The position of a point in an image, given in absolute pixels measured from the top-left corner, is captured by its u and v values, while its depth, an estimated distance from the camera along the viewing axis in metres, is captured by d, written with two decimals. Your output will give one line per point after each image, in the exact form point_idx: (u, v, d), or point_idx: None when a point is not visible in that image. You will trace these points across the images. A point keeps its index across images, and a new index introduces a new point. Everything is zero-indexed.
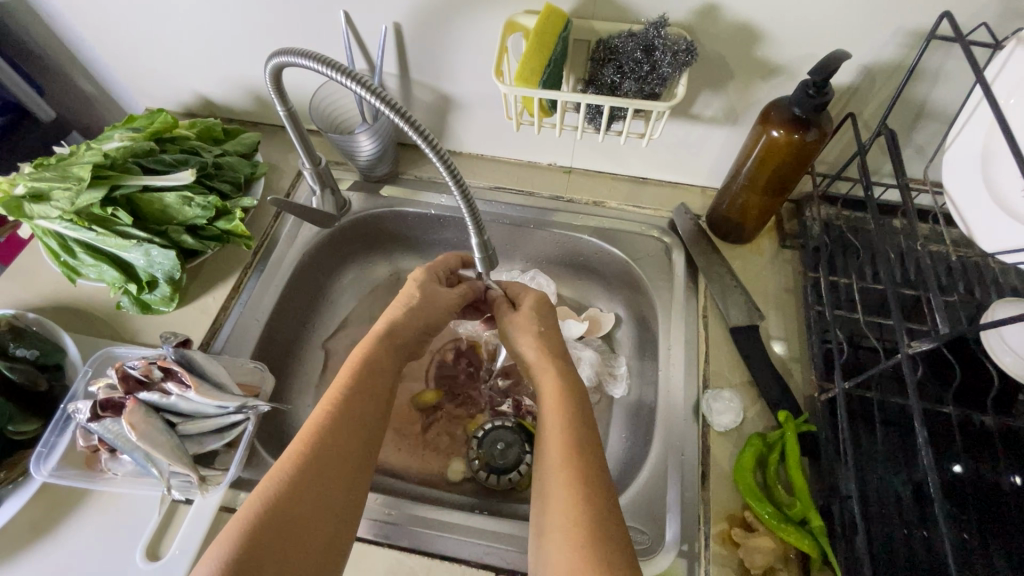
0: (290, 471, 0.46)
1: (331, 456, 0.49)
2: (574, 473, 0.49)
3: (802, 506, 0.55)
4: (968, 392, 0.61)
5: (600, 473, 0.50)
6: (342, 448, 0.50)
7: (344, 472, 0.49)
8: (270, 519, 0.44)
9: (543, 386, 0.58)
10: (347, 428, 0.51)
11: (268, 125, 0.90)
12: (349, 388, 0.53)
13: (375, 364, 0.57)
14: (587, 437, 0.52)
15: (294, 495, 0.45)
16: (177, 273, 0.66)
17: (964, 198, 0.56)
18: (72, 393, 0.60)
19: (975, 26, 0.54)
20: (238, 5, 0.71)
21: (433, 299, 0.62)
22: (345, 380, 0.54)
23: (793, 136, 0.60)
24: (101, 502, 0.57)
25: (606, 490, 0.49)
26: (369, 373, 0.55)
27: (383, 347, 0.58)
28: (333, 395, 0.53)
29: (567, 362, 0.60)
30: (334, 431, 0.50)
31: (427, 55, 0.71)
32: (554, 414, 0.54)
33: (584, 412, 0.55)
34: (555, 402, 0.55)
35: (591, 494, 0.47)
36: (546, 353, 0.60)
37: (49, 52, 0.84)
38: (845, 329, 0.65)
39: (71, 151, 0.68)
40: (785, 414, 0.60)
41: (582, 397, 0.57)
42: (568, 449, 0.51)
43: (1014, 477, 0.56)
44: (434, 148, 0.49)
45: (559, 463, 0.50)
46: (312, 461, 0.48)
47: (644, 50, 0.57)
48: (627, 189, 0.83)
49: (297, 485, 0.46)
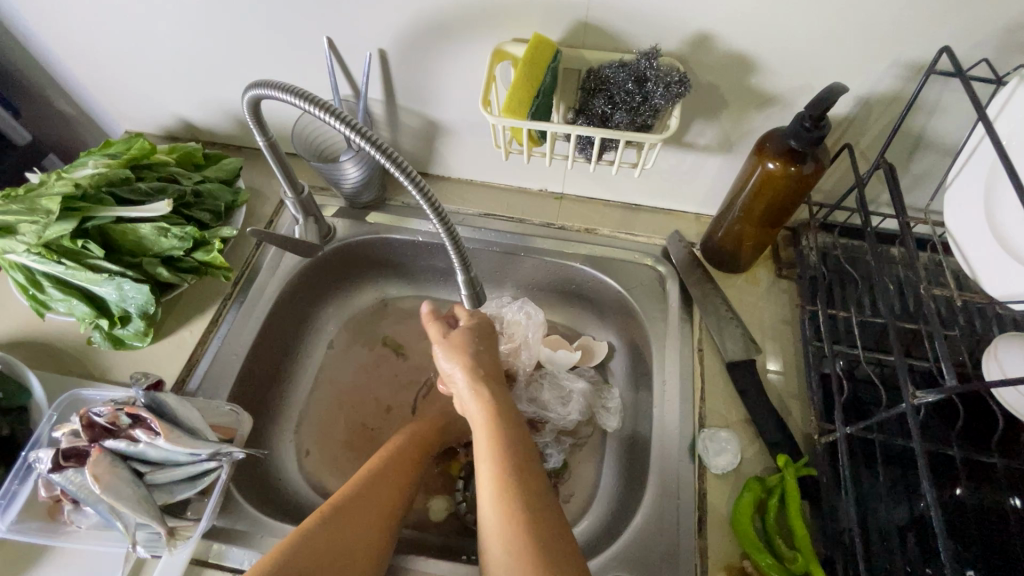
0: (335, 506, 0.54)
1: (366, 495, 0.56)
2: (510, 493, 0.50)
3: (804, 559, 0.52)
4: (972, 432, 0.59)
5: (539, 490, 0.51)
6: (382, 493, 0.57)
7: (380, 512, 0.56)
8: (305, 543, 0.49)
9: (472, 410, 0.58)
10: (389, 479, 0.59)
11: (251, 149, 0.88)
12: (397, 451, 0.63)
13: (424, 433, 0.67)
14: (523, 456, 0.53)
15: (332, 525, 0.52)
16: (151, 307, 0.63)
17: (965, 236, 0.54)
18: (35, 439, 0.57)
19: (974, 60, 0.53)
20: (220, 29, 0.69)
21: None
22: (398, 444, 0.64)
23: (789, 168, 0.58)
24: (63, 557, 0.53)
25: (549, 512, 0.50)
26: (416, 438, 0.66)
27: (432, 421, 0.69)
28: (382, 455, 0.62)
29: (500, 383, 0.61)
30: (378, 478, 0.59)
31: (414, 81, 0.70)
32: (485, 437, 0.55)
33: (516, 427, 0.56)
34: (489, 428, 0.55)
35: (527, 513, 0.49)
36: (472, 367, 0.60)
37: (25, 74, 0.82)
38: (845, 366, 0.63)
39: (39, 180, 0.65)
40: (784, 457, 0.57)
41: (514, 414, 0.57)
42: (504, 467, 0.52)
43: (1014, 500, 0.55)
44: (408, 173, 0.48)
45: (496, 491, 0.51)
46: (352, 498, 0.55)
47: (636, 81, 0.55)
48: (619, 216, 0.80)
49: (335, 514, 0.53)
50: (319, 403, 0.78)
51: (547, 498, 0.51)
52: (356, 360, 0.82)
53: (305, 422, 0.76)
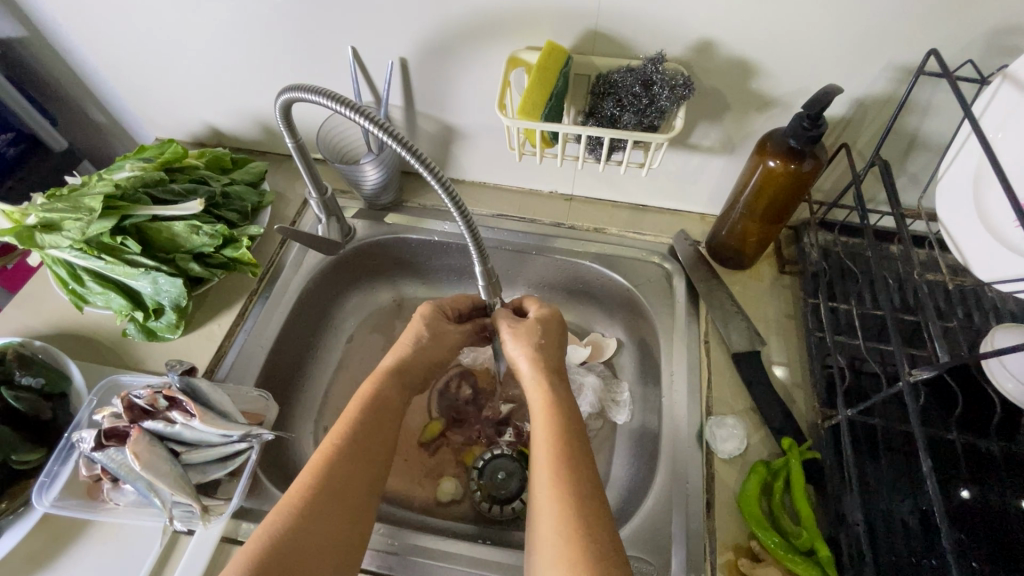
0: (301, 501, 0.47)
1: (341, 477, 0.50)
2: (563, 483, 0.49)
3: (809, 535, 0.54)
4: (971, 418, 0.61)
5: (591, 475, 0.51)
6: (348, 471, 0.51)
7: (350, 498, 0.50)
8: (280, 548, 0.44)
9: (533, 400, 0.58)
10: (354, 454, 0.52)
11: (275, 154, 0.92)
12: (358, 422, 0.54)
13: (383, 394, 0.58)
14: (569, 418, 0.55)
15: (304, 522, 0.46)
16: (184, 300, 0.67)
17: (957, 227, 0.57)
18: (76, 422, 0.60)
19: (960, 62, 0.56)
20: (251, 42, 0.74)
21: (441, 338, 0.65)
22: (355, 413, 0.55)
23: (789, 166, 0.61)
24: (103, 532, 0.56)
25: (585, 460, 0.52)
26: (375, 405, 0.57)
27: (388, 382, 0.59)
28: (339, 428, 0.53)
29: (561, 375, 0.61)
30: (342, 458, 0.51)
31: (432, 88, 0.74)
32: (544, 421, 0.55)
33: (563, 392, 0.58)
34: (545, 417, 0.55)
35: (580, 502, 0.48)
36: (540, 363, 0.60)
37: (63, 84, 0.86)
38: (846, 356, 0.65)
39: (82, 181, 0.70)
40: (789, 441, 0.60)
41: (572, 407, 0.57)
42: (563, 447, 0.52)
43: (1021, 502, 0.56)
44: (436, 176, 0.51)
45: (551, 474, 0.50)
46: (319, 490, 0.48)
47: (643, 85, 0.58)
48: (627, 216, 0.84)
49: (306, 509, 0.47)
50: (338, 395, 0.81)
51: (589, 468, 0.51)
52: (373, 355, 0.86)
53: (325, 413, 0.79)
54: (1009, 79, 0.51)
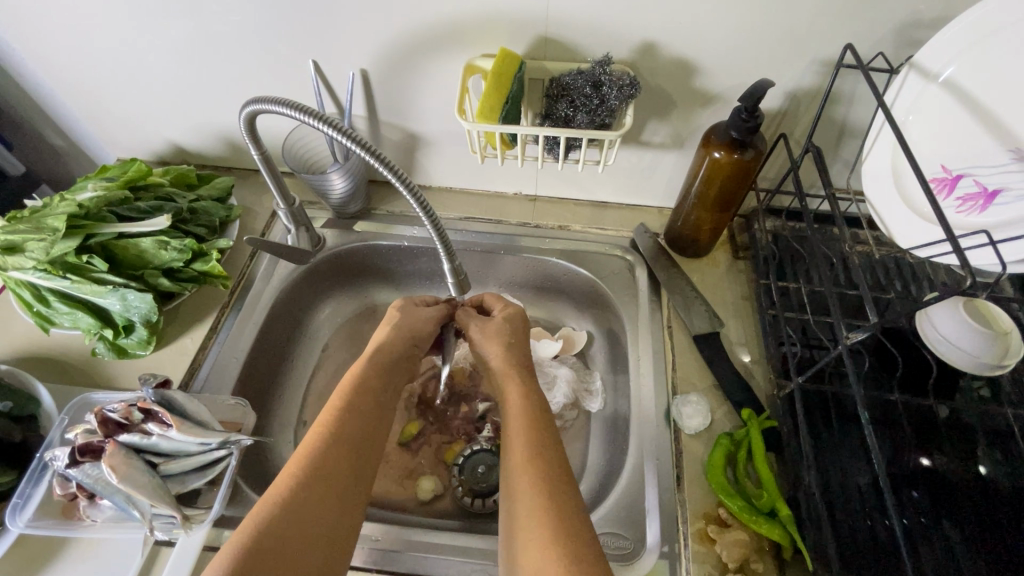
0: (282, 493, 0.48)
1: (326, 470, 0.50)
2: (536, 470, 0.51)
3: (770, 497, 0.58)
4: (913, 380, 0.66)
5: (564, 474, 0.52)
6: (334, 464, 0.51)
7: (335, 489, 0.50)
8: (266, 537, 0.44)
9: (506, 389, 0.61)
10: (342, 446, 0.53)
11: (241, 170, 0.93)
12: (341, 412, 0.55)
13: (366, 383, 0.59)
14: (535, 399, 0.59)
15: (292, 512, 0.47)
16: (154, 315, 0.66)
17: (883, 204, 0.62)
18: (48, 442, 0.60)
19: (873, 55, 0.62)
20: (211, 58, 0.75)
21: (412, 314, 0.68)
22: (338, 402, 0.56)
23: (732, 156, 0.66)
24: (80, 549, 0.56)
25: (550, 432, 0.56)
26: (360, 398, 0.58)
27: (371, 367, 0.61)
28: (323, 421, 0.55)
29: (528, 364, 0.65)
30: (329, 452, 0.52)
31: (394, 98, 0.76)
32: (516, 412, 0.57)
33: (530, 378, 0.62)
34: (521, 406, 0.58)
35: (551, 475, 0.51)
36: (508, 362, 0.63)
37: (18, 108, 0.86)
38: (797, 331, 0.70)
39: (43, 203, 0.70)
40: (748, 412, 0.64)
41: (536, 387, 0.61)
42: (534, 437, 0.54)
43: (958, 453, 0.61)
44: (404, 181, 0.54)
45: (523, 459, 0.52)
46: (309, 482, 0.49)
47: (593, 86, 0.62)
48: (589, 213, 0.88)
49: (293, 500, 0.47)
50: (316, 403, 0.82)
51: (548, 428, 0.56)
52: (350, 363, 0.87)
53: (304, 422, 0.80)
54: (915, 69, 0.57)
